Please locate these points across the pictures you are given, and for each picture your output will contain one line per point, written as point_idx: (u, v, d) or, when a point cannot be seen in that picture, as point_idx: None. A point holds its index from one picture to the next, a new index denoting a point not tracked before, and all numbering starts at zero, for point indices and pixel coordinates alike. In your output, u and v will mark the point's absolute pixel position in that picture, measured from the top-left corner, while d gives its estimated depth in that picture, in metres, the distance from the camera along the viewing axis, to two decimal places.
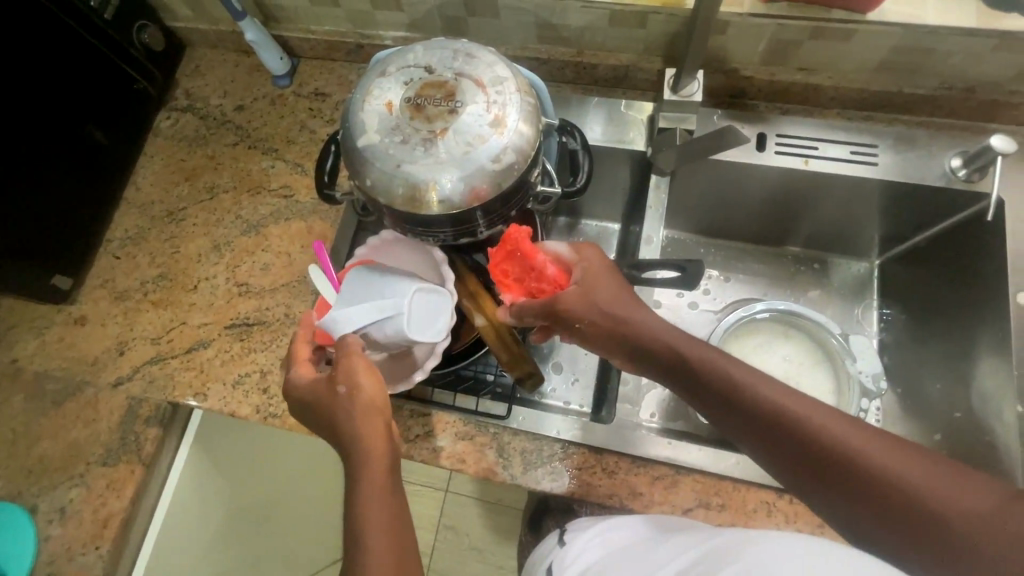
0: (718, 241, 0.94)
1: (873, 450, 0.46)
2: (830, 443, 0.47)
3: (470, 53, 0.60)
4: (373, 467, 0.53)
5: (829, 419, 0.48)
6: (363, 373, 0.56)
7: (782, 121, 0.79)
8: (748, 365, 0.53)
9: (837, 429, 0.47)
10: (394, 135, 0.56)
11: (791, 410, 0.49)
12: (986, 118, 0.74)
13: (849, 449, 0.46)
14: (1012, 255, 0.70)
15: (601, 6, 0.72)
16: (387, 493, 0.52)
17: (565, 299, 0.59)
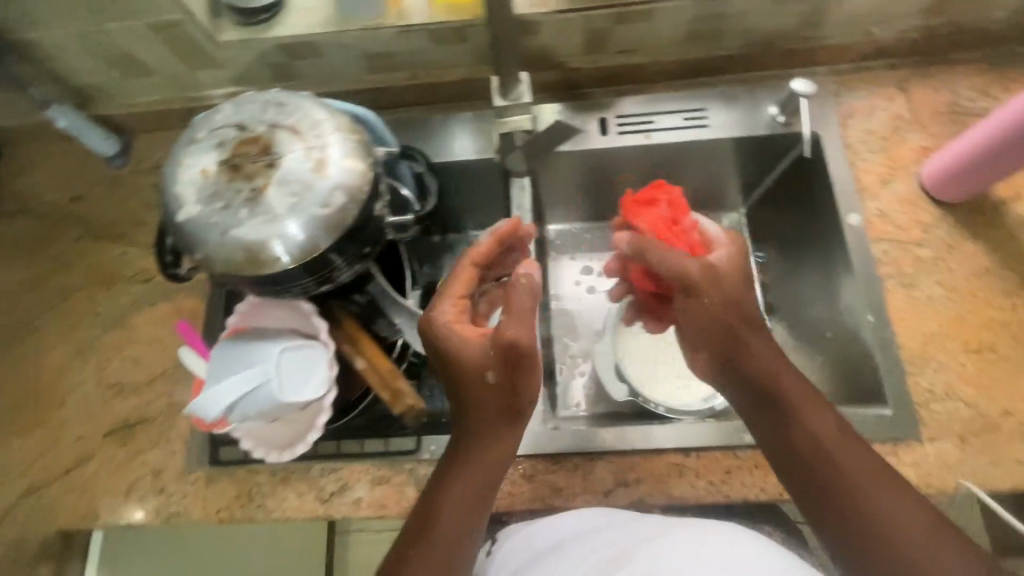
0: (600, 224, 0.98)
1: (881, 492, 0.53)
2: (845, 476, 0.54)
3: (280, 101, 0.58)
4: (481, 487, 0.58)
5: (851, 449, 0.55)
6: (531, 377, 0.57)
7: (618, 103, 0.82)
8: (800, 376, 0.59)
9: (856, 460, 0.55)
10: (215, 201, 0.54)
11: (823, 434, 0.56)
12: (790, 65, 0.81)
13: (860, 484, 0.53)
14: (838, 182, 0.76)
15: (417, 29, 0.73)
16: (467, 512, 0.57)
17: (701, 291, 0.60)
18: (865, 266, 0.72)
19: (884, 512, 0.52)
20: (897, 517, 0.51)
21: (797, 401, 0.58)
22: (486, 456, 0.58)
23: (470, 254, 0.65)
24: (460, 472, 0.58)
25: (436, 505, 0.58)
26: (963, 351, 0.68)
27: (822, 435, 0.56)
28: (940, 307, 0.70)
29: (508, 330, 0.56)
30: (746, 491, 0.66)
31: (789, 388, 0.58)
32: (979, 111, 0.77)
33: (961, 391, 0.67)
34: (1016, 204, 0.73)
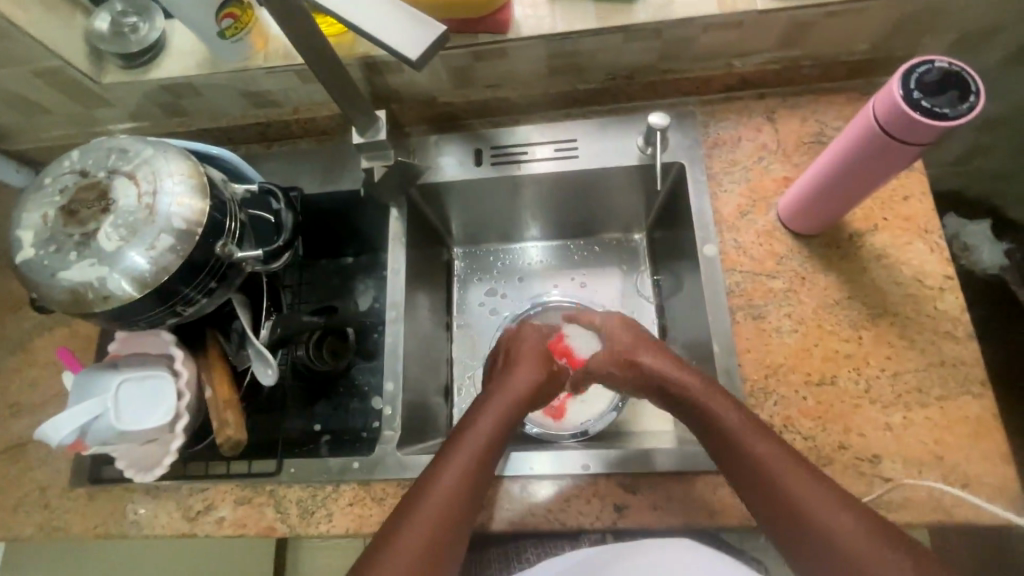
0: (519, 245, 1.04)
1: (812, 492, 0.57)
2: (797, 494, 0.57)
3: (123, 148, 0.63)
4: (472, 478, 0.63)
5: (785, 452, 0.59)
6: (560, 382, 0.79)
7: (492, 133, 0.86)
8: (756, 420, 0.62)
9: (789, 468, 0.58)
10: (49, 245, 0.58)
11: (761, 441, 0.60)
12: (658, 95, 0.83)
13: (791, 488, 0.57)
14: (699, 212, 0.77)
15: (284, 70, 0.77)
16: (446, 518, 0.60)
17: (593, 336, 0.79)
18: (716, 297, 0.73)
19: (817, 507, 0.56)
20: (834, 513, 0.55)
21: (732, 410, 0.63)
22: (488, 440, 0.67)
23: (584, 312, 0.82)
24: (450, 462, 0.64)
25: (424, 494, 0.62)
26: (805, 384, 0.69)
27: (761, 443, 0.60)
28: (786, 338, 0.71)
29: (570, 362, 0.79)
30: (581, 519, 0.67)
31: (726, 401, 0.64)
32: None
33: (799, 425, 0.67)
34: (871, 236, 0.73)
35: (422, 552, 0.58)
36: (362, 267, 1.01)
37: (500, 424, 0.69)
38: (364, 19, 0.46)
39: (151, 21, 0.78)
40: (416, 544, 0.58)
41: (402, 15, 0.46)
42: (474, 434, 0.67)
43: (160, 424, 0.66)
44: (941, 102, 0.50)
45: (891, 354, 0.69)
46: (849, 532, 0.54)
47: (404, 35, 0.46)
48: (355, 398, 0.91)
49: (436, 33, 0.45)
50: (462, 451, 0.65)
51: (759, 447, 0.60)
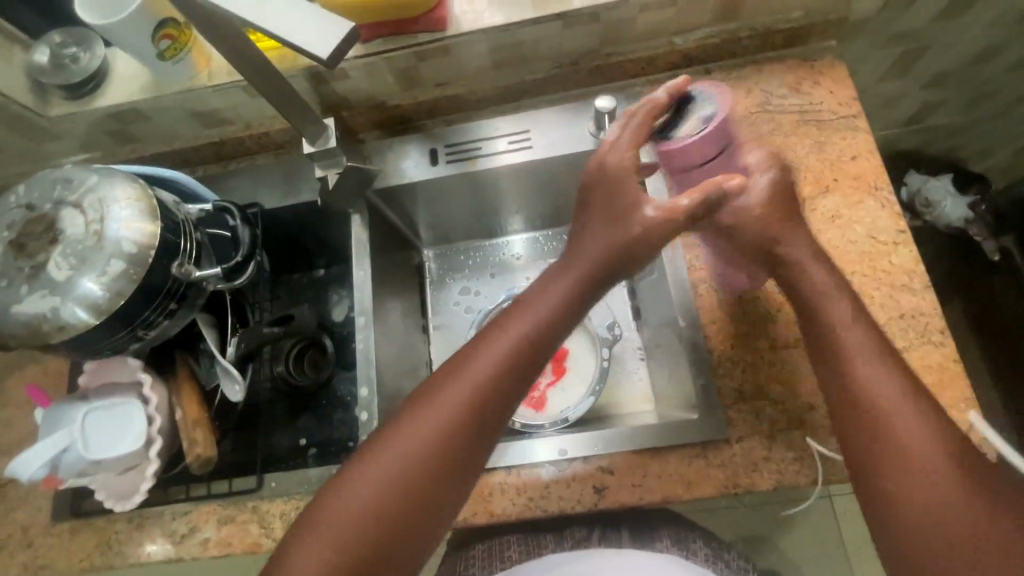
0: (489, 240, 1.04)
1: (913, 406, 0.52)
2: (909, 448, 0.50)
3: (68, 177, 0.62)
4: (489, 397, 0.56)
5: (885, 361, 0.54)
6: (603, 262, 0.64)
7: (446, 132, 0.86)
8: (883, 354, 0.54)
9: (889, 375, 0.53)
10: (1, 281, 0.58)
11: (856, 343, 0.55)
12: (607, 79, 0.84)
13: (894, 403, 0.52)
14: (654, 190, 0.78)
15: (229, 87, 0.77)
16: (388, 489, 0.53)
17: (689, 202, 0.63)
18: (678, 273, 0.74)
19: (908, 425, 0.51)
20: (927, 438, 0.50)
21: (845, 316, 0.57)
22: (471, 403, 0.55)
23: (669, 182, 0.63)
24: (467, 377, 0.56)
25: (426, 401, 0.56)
26: (771, 349, 0.70)
27: (846, 337, 0.56)
28: (749, 307, 0.72)
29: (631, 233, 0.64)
30: (562, 504, 0.68)
31: (837, 310, 0.57)
32: (790, 107, 0.79)
33: (769, 390, 0.68)
34: (824, 198, 0.74)
35: (403, 466, 0.53)
36: (333, 278, 1.01)
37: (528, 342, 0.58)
38: (275, 22, 0.45)
39: (91, 49, 0.78)
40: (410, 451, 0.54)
41: (310, 13, 0.45)
42: (445, 404, 0.55)
43: (132, 451, 0.66)
44: (670, 127, 0.60)
45: None
46: (941, 482, 0.49)
47: (309, 34, 0.45)
48: (337, 409, 0.91)
49: (345, 30, 0.44)
50: (477, 370, 0.56)
51: (869, 366, 0.54)
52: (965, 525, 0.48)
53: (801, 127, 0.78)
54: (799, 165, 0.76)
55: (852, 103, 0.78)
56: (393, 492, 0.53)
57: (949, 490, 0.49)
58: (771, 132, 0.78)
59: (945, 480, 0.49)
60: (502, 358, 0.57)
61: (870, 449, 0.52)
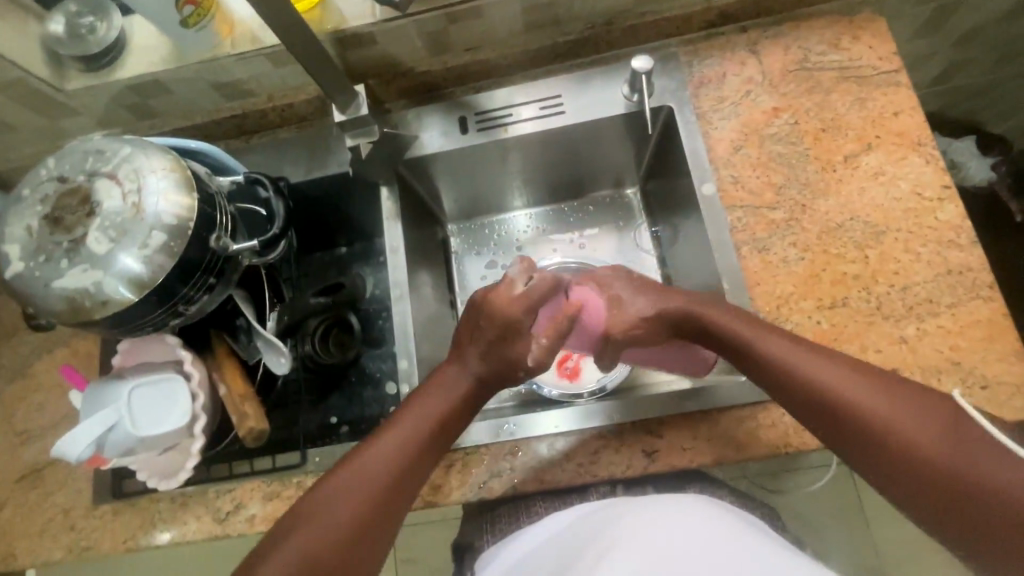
0: (515, 212, 1.03)
1: (815, 360, 0.58)
2: (878, 433, 0.52)
3: (99, 149, 0.60)
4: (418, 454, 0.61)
5: (776, 332, 0.62)
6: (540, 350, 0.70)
7: (475, 99, 0.84)
8: (814, 348, 0.59)
9: (818, 361, 0.58)
10: (38, 256, 0.56)
11: (748, 328, 0.63)
12: (639, 41, 0.82)
13: (801, 365, 0.58)
14: (691, 151, 0.77)
15: (254, 55, 0.74)
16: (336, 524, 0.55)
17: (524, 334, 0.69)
18: (720, 236, 0.73)
19: (818, 375, 0.57)
20: (841, 380, 0.56)
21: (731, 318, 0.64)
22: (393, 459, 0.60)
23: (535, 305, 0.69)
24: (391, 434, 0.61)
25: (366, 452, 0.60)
26: (817, 309, 0.69)
27: (740, 327, 0.63)
28: (794, 267, 0.71)
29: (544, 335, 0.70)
30: (612, 470, 0.68)
31: (719, 309, 0.66)
32: (829, 63, 0.77)
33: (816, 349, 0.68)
34: (867, 155, 0.73)
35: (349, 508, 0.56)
36: (358, 255, 1.00)
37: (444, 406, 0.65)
38: None
39: (108, 19, 0.75)
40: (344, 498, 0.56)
41: None
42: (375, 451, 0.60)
43: (178, 428, 0.65)
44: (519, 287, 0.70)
45: (899, 269, 0.69)
46: (928, 442, 0.50)
47: None
48: (368, 387, 0.90)
49: None
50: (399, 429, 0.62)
51: (771, 344, 0.61)
52: (902, 443, 0.51)
53: (841, 84, 0.76)
54: (841, 122, 0.75)
55: (894, 57, 0.76)
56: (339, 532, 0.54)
57: (874, 416, 0.53)
58: (811, 89, 0.76)
59: (869, 409, 0.53)
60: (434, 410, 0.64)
61: (804, 411, 0.58)
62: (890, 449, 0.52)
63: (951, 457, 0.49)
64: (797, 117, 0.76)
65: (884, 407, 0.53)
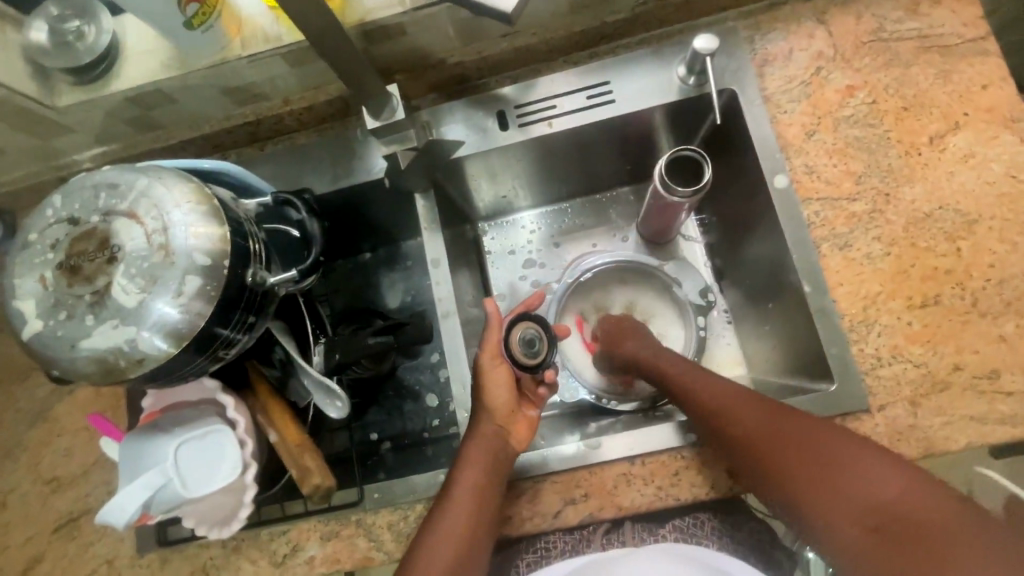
0: (546, 207, 0.95)
1: (719, 398, 0.64)
2: (789, 462, 0.57)
3: (112, 181, 0.52)
4: (479, 515, 0.62)
5: (708, 378, 0.67)
6: (501, 382, 0.68)
7: (514, 90, 0.76)
8: (716, 388, 0.65)
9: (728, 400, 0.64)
10: (58, 312, 0.50)
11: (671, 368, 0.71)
12: (692, 16, 0.74)
13: (706, 400, 0.65)
14: (758, 139, 0.70)
15: (269, 56, 0.66)
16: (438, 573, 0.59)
17: (499, 375, 0.68)
18: (795, 232, 0.67)
19: (711, 405, 0.64)
20: (738, 410, 0.62)
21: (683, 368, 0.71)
22: (467, 517, 0.61)
23: (491, 350, 0.69)
24: (459, 485, 0.63)
25: (426, 541, 0.60)
26: (907, 309, 0.64)
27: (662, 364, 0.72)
28: (879, 264, 0.65)
29: (496, 388, 0.68)
30: (694, 491, 0.64)
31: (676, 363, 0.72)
32: (908, 32, 0.70)
33: (908, 351, 0.63)
34: (955, 136, 0.67)
35: (449, 556, 0.59)
36: (384, 261, 0.92)
37: (492, 449, 0.65)
38: None
39: (96, 21, 0.66)
40: (445, 539, 0.60)
41: None
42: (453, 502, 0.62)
43: (225, 486, 0.59)
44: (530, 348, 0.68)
45: (994, 262, 0.63)
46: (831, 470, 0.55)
47: None
48: (408, 400, 0.85)
49: None
50: (461, 486, 0.62)
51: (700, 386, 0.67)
52: (806, 471, 0.56)
53: (922, 55, 0.69)
54: (923, 99, 0.68)
55: (980, 22, 0.69)
56: None
57: (809, 458, 0.56)
58: (889, 62, 0.69)
59: (768, 446, 0.59)
60: (483, 466, 0.63)
61: (735, 457, 0.61)
62: (834, 497, 0.54)
63: (856, 484, 0.54)
64: (874, 95, 0.69)
65: (804, 457, 0.57)
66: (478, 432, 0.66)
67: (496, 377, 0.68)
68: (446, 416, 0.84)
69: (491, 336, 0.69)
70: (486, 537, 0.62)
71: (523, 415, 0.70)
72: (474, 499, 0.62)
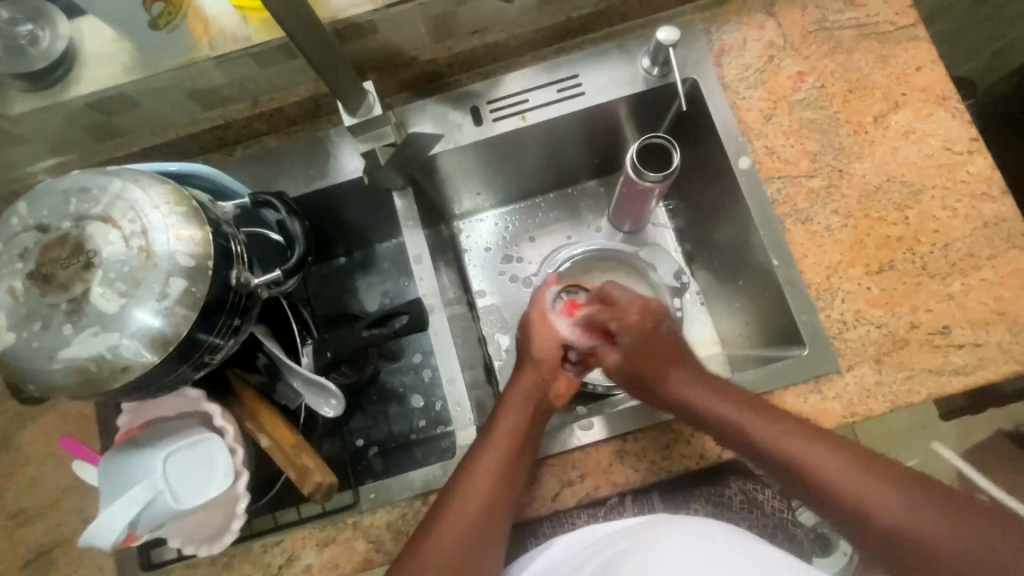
0: (520, 204, 0.97)
1: (782, 433, 0.59)
2: (846, 497, 0.55)
3: (81, 185, 0.51)
4: (518, 463, 0.64)
5: (762, 414, 0.61)
6: (545, 334, 0.75)
7: (486, 86, 0.77)
8: (777, 420, 0.60)
9: (789, 432, 0.59)
10: (32, 323, 0.47)
11: (700, 395, 0.65)
12: (652, 11, 0.78)
13: (767, 435, 0.60)
14: (720, 125, 0.74)
15: (238, 56, 0.65)
16: (449, 550, 0.59)
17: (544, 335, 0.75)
18: (760, 209, 0.71)
19: (771, 441, 0.59)
20: (804, 448, 0.58)
21: (774, 427, 0.60)
22: (501, 465, 0.63)
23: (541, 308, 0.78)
24: (498, 429, 0.66)
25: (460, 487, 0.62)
26: (866, 275, 0.69)
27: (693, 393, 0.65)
28: (838, 235, 0.70)
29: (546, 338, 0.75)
30: (685, 462, 0.67)
31: (764, 421, 0.61)
32: (848, 21, 0.75)
33: (869, 314, 0.68)
34: (896, 114, 0.72)
35: (474, 509, 0.61)
36: (359, 266, 0.89)
37: (532, 399, 0.69)
38: None
39: (51, 25, 0.64)
40: (474, 487, 0.62)
41: None
42: (485, 447, 0.64)
43: (215, 495, 0.57)
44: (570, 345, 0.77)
45: (938, 228, 0.69)
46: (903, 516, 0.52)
47: None
48: (393, 403, 0.82)
49: None
50: (501, 433, 0.65)
51: (815, 460, 0.57)
52: (870, 510, 0.53)
53: (862, 42, 0.74)
54: (866, 82, 0.74)
55: (909, 11, 0.75)
56: (459, 539, 0.59)
57: (867, 497, 0.54)
58: (833, 49, 0.75)
59: (828, 478, 0.56)
60: (519, 424, 0.66)
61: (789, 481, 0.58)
62: (884, 535, 0.52)
63: (923, 530, 0.51)
64: (823, 80, 0.74)
65: (872, 495, 0.54)
66: (519, 381, 0.71)
67: (543, 329, 0.75)
68: (433, 416, 0.81)
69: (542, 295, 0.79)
70: (513, 489, 0.63)
71: (565, 375, 0.75)
72: (512, 449, 0.64)
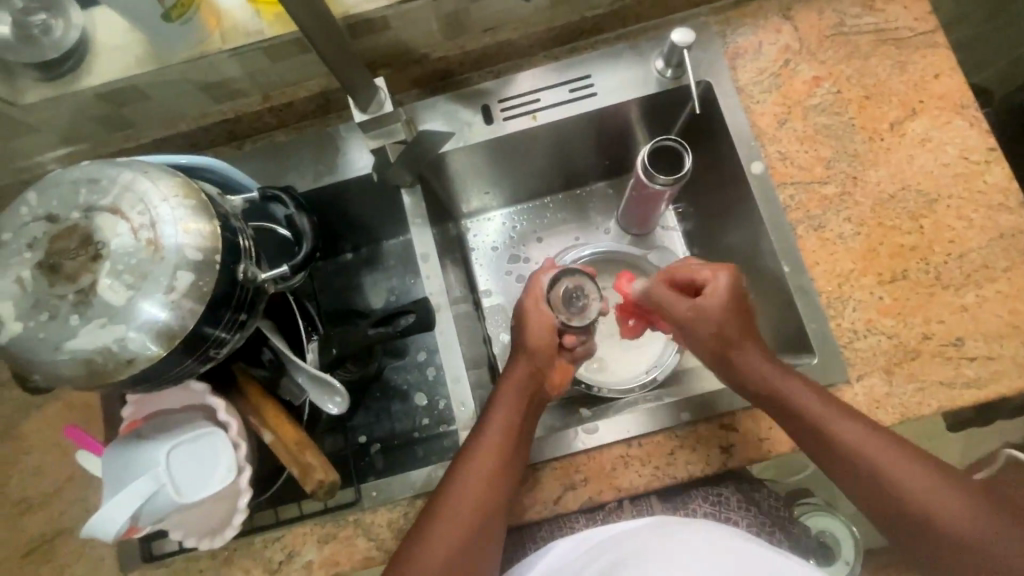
0: (528, 203, 0.96)
1: (864, 436, 0.58)
2: (914, 501, 0.56)
3: (91, 176, 0.50)
4: (511, 461, 0.63)
5: (846, 412, 0.60)
6: (535, 323, 0.71)
7: (497, 85, 0.77)
8: (858, 419, 0.59)
9: (871, 435, 0.58)
10: (39, 313, 0.47)
11: (789, 383, 0.62)
12: (667, 11, 0.77)
13: (848, 435, 0.59)
14: (733, 129, 0.73)
15: (250, 49, 0.65)
16: (446, 546, 0.59)
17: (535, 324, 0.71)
18: (771, 215, 0.71)
19: (854, 443, 0.58)
20: (884, 454, 0.57)
21: (875, 440, 0.58)
22: (496, 465, 0.62)
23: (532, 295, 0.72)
24: (491, 426, 0.64)
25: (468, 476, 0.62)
26: (878, 284, 0.68)
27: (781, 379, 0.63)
28: (851, 243, 0.69)
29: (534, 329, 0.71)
30: (691, 469, 0.66)
31: (841, 416, 0.60)
32: (866, 26, 0.74)
33: (881, 324, 0.67)
34: (912, 122, 0.71)
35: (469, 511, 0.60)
36: (366, 262, 0.88)
37: (525, 394, 0.68)
38: None
39: (65, 14, 0.64)
40: (467, 485, 0.61)
41: None
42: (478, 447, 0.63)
43: (217, 488, 0.57)
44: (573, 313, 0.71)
45: (953, 238, 0.68)
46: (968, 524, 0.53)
47: None
48: (396, 400, 0.82)
49: None
50: (494, 429, 0.64)
51: (912, 480, 0.56)
52: (936, 514, 0.54)
53: (880, 48, 0.73)
54: (882, 88, 0.72)
55: (929, 17, 0.74)
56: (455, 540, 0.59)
57: (936, 505, 0.55)
58: (850, 54, 0.74)
59: (902, 483, 0.56)
60: (512, 422, 0.65)
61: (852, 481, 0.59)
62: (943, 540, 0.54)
63: (988, 538, 0.52)
64: (839, 85, 0.73)
65: (942, 503, 0.55)
66: (512, 376, 0.69)
67: (540, 317, 0.71)
68: (437, 415, 0.81)
69: (541, 277, 0.73)
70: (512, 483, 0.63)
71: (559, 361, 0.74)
72: (506, 448, 0.63)
